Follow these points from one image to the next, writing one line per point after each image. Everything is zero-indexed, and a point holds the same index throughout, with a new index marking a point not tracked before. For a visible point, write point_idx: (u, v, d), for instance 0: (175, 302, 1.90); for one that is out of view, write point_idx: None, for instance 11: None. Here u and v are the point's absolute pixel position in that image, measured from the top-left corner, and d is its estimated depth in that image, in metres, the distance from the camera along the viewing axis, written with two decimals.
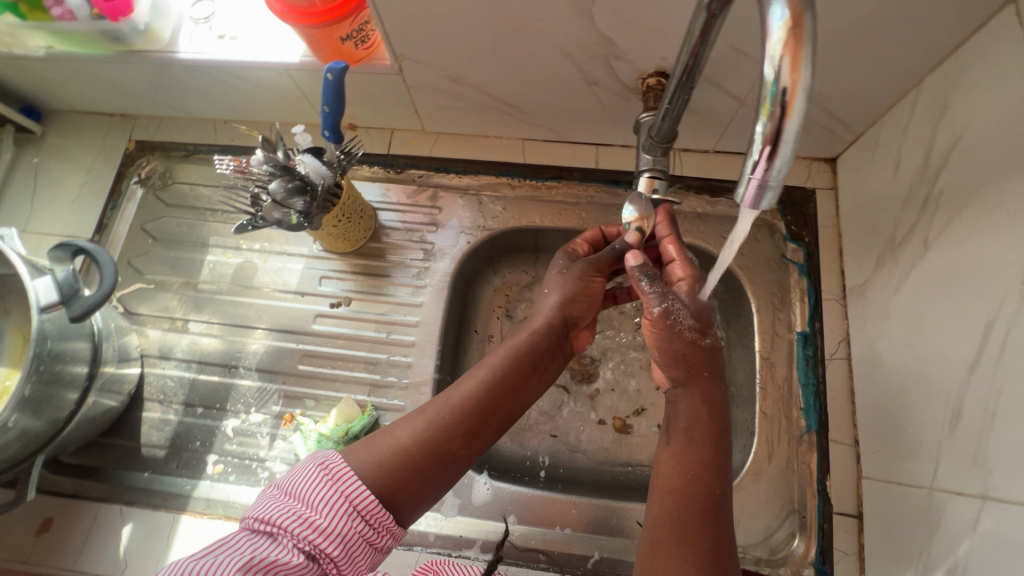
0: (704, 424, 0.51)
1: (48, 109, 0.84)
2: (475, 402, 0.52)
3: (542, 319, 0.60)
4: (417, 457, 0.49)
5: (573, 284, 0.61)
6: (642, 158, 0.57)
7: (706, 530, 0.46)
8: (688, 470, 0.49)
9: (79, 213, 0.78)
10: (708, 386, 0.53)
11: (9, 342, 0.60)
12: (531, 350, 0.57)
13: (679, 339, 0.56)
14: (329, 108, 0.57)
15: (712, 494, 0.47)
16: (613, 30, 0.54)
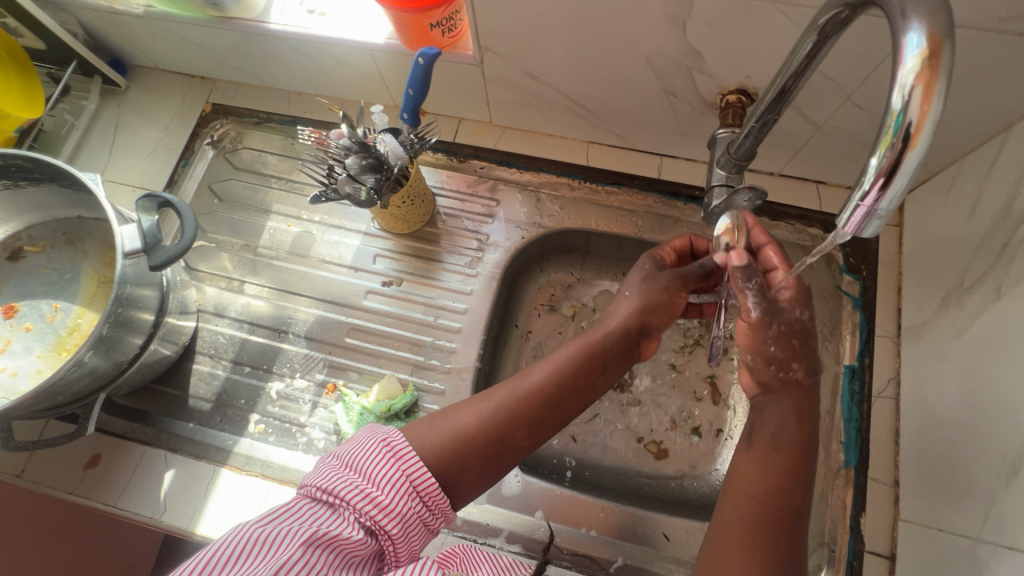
0: (785, 435, 0.51)
1: (133, 64, 0.87)
2: (541, 393, 0.54)
3: (611, 324, 0.62)
4: (480, 439, 0.51)
5: (659, 292, 0.63)
6: (715, 172, 0.58)
7: (786, 544, 0.45)
8: (767, 482, 0.48)
9: (152, 167, 0.81)
10: (787, 397, 0.54)
11: (84, 281, 0.63)
12: (599, 352, 0.59)
13: (776, 348, 0.56)
14: (413, 92, 0.58)
15: (792, 505, 0.47)
16: (702, 43, 0.54)
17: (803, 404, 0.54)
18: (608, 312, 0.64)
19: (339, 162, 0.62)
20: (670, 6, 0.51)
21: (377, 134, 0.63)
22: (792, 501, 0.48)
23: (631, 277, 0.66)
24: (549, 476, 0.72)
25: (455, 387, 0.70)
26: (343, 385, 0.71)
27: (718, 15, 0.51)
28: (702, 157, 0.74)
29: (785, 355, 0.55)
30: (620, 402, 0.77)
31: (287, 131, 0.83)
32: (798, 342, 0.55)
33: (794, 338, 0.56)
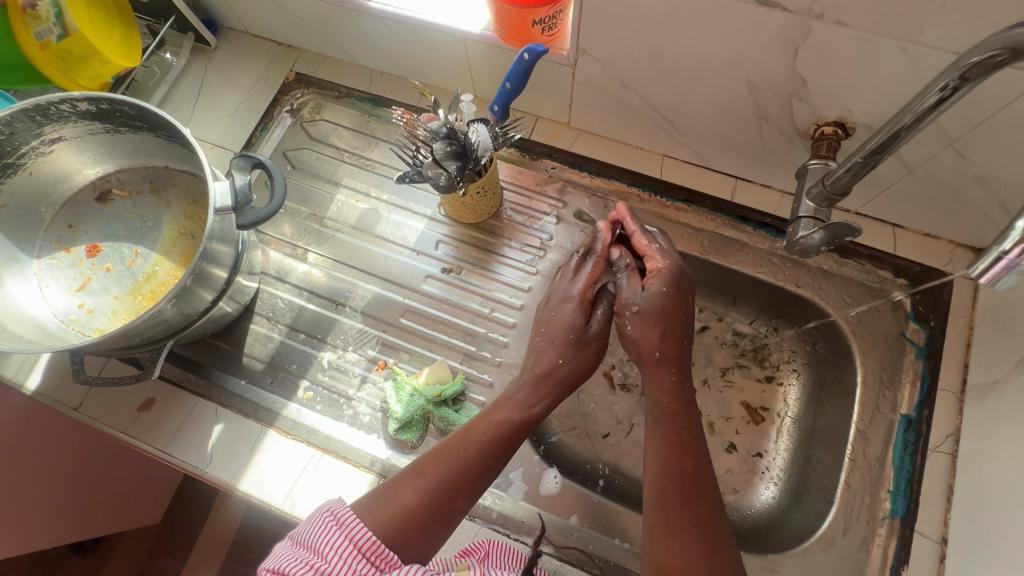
0: (673, 413, 0.56)
1: (224, 26, 0.89)
2: (468, 469, 0.54)
3: (523, 406, 0.58)
4: (418, 514, 0.51)
5: (586, 360, 0.61)
6: (803, 203, 0.57)
7: (692, 510, 0.51)
8: (662, 466, 0.53)
9: (232, 126, 0.83)
10: (666, 375, 0.58)
11: (164, 231, 0.65)
12: (518, 427, 0.57)
13: (645, 335, 0.59)
14: (510, 86, 0.59)
15: (684, 473, 0.52)
16: (811, 72, 0.53)
17: (680, 379, 0.58)
18: (540, 373, 0.60)
19: (426, 146, 0.63)
20: (786, 30, 0.50)
21: (467, 124, 0.63)
22: (702, 487, 0.52)
23: (549, 329, 0.63)
24: (584, 482, 0.71)
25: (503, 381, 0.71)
26: (395, 363, 0.72)
27: (836, 45, 0.50)
28: (780, 185, 0.73)
29: (655, 341, 0.59)
30: None
31: (365, 109, 0.84)
32: (668, 322, 0.59)
33: (670, 319, 0.59)
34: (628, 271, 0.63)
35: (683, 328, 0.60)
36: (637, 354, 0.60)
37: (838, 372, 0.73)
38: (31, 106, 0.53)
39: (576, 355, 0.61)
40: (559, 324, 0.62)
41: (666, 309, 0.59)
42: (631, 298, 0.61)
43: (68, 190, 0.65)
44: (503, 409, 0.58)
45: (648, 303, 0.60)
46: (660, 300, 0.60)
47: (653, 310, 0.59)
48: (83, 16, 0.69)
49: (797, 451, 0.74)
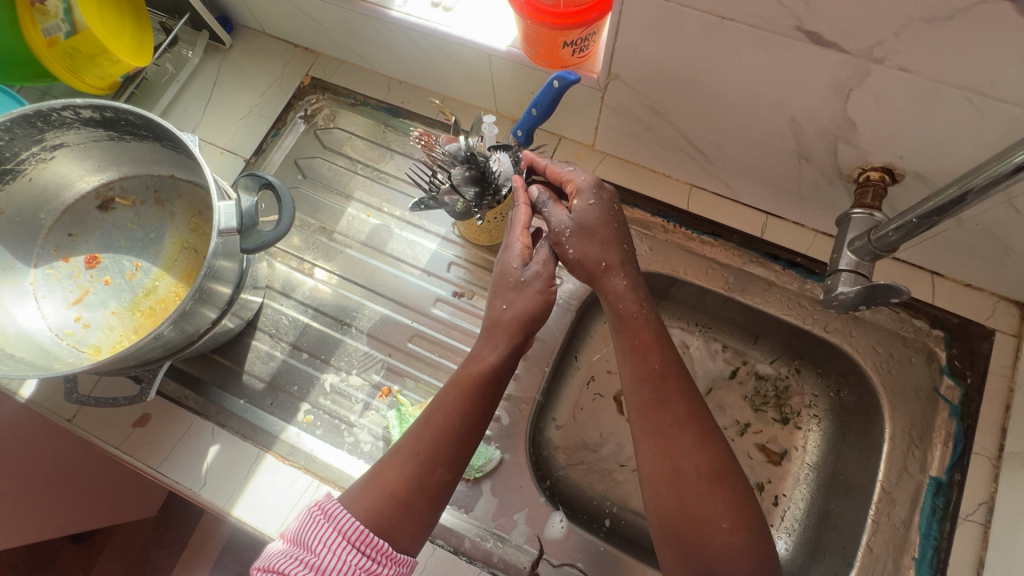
0: (634, 317, 0.57)
1: (240, 24, 0.86)
2: (442, 440, 0.50)
3: (483, 364, 0.54)
4: (409, 497, 0.48)
5: (533, 299, 0.57)
6: (844, 254, 0.54)
7: (672, 408, 0.52)
8: (635, 371, 0.55)
9: (243, 131, 0.80)
10: (618, 282, 0.57)
11: (166, 244, 0.62)
12: (485, 388, 0.53)
13: (588, 251, 0.58)
14: (536, 112, 0.56)
15: (655, 370, 0.54)
16: (863, 117, 0.50)
17: (633, 281, 0.58)
18: (488, 323, 0.57)
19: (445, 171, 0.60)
20: (840, 72, 0.46)
21: (488, 150, 0.60)
22: (673, 382, 0.54)
23: (497, 284, 0.59)
24: (589, 524, 0.68)
25: (513, 415, 0.69)
26: (399, 391, 0.69)
27: (893, 91, 0.46)
28: (813, 224, 0.69)
29: (600, 253, 0.58)
30: None
31: (381, 119, 0.81)
32: (608, 231, 0.58)
33: (609, 228, 0.58)
34: (551, 199, 0.59)
35: (623, 233, 0.59)
36: (583, 273, 0.59)
37: (863, 423, 0.69)
38: (31, 113, 0.50)
39: (523, 297, 0.57)
40: (509, 268, 0.58)
41: (604, 219, 0.58)
42: (562, 221, 0.58)
43: (70, 197, 0.62)
44: (467, 372, 0.54)
45: (582, 220, 0.58)
46: (594, 214, 0.58)
47: (589, 225, 0.57)
48: (94, 13, 0.66)
49: (814, 502, 0.71)
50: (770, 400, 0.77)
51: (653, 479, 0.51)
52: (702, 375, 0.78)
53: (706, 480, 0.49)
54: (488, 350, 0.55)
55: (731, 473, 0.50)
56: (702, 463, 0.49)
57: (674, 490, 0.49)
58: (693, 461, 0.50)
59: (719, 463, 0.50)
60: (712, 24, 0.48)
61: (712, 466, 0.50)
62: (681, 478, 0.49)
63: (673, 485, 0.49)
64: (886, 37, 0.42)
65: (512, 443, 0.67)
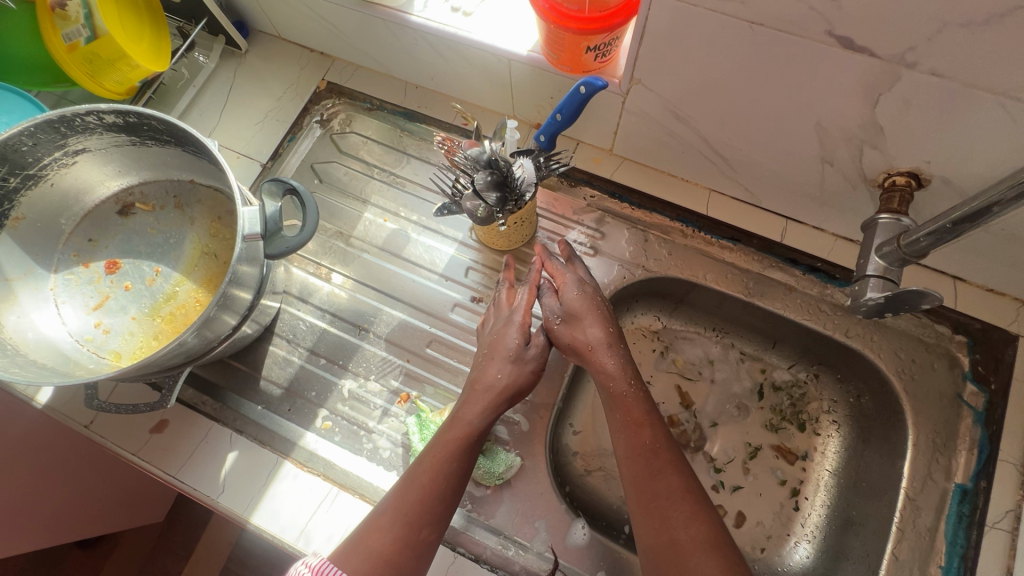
0: (624, 396, 0.61)
1: (255, 29, 0.86)
2: (426, 499, 0.53)
3: (465, 428, 0.58)
4: (398, 558, 0.50)
5: (525, 373, 0.62)
6: (871, 260, 0.53)
7: (664, 481, 0.54)
8: (628, 448, 0.58)
9: (260, 136, 0.80)
10: (606, 360, 0.62)
11: (186, 249, 0.62)
12: (467, 450, 0.57)
13: (577, 332, 0.64)
14: (561, 117, 0.57)
15: (646, 445, 0.57)
16: (891, 122, 0.49)
17: (622, 361, 0.63)
18: (481, 385, 0.61)
19: (467, 176, 0.60)
20: (870, 76, 0.46)
21: (511, 156, 0.60)
22: (666, 457, 0.56)
23: (488, 350, 0.63)
24: (609, 531, 0.67)
25: (531, 421, 0.68)
26: (418, 397, 0.68)
27: (924, 96, 0.45)
28: (833, 228, 0.69)
29: (587, 329, 0.63)
30: (701, 460, 0.75)
31: (397, 123, 0.81)
32: (595, 317, 0.64)
33: (597, 314, 0.64)
34: (548, 288, 0.67)
35: (609, 316, 0.65)
36: (574, 355, 0.64)
37: (884, 430, 0.69)
38: (55, 118, 0.51)
39: (511, 368, 0.62)
40: (503, 343, 0.63)
41: (593, 309, 0.64)
42: (555, 312, 0.65)
43: (89, 202, 0.62)
44: (449, 436, 0.58)
45: (571, 311, 0.64)
46: (580, 302, 0.64)
47: (577, 313, 0.64)
48: (114, 18, 0.66)
49: (836, 508, 0.71)
50: (788, 408, 0.77)
51: (652, 553, 0.51)
52: (722, 382, 0.78)
53: (702, 552, 0.49)
54: (469, 414, 0.59)
55: (726, 548, 0.50)
56: (698, 535, 0.50)
57: (672, 563, 0.50)
58: (689, 535, 0.51)
59: (715, 536, 0.51)
60: (740, 29, 0.47)
61: (708, 537, 0.50)
62: (678, 550, 0.50)
63: (672, 560, 0.50)
64: (919, 42, 0.41)
65: (531, 450, 0.67)
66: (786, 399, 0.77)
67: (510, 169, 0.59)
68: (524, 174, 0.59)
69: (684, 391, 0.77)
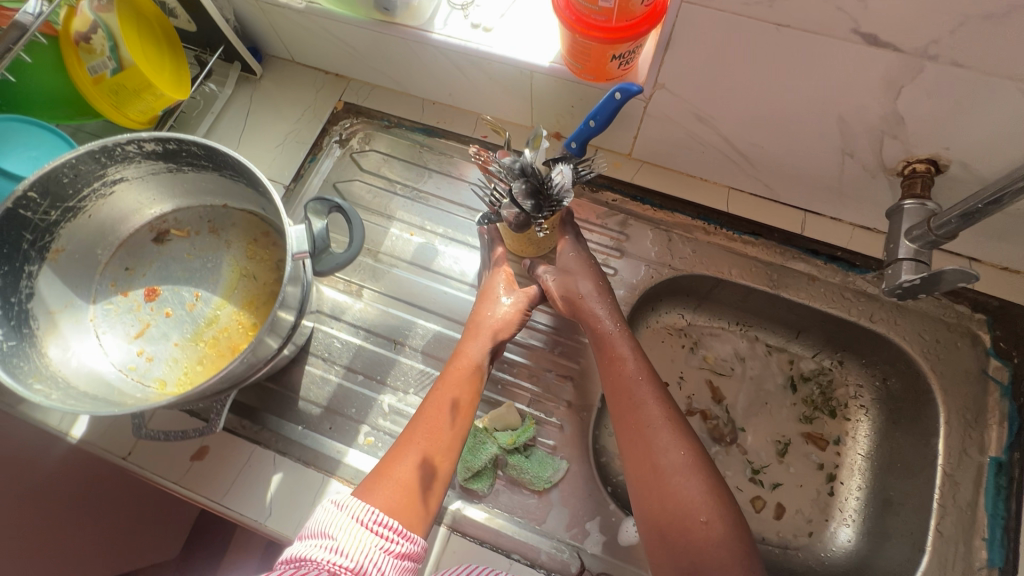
0: (608, 334, 0.64)
1: (268, 54, 0.87)
2: (435, 426, 0.58)
3: (467, 360, 0.63)
4: (415, 483, 0.54)
5: (514, 313, 0.67)
6: (901, 243, 0.55)
7: (645, 411, 0.59)
8: (612, 382, 0.62)
9: (281, 159, 0.81)
10: (595, 308, 0.66)
11: (224, 272, 0.62)
12: (471, 380, 0.62)
13: (567, 283, 0.67)
14: (594, 123, 0.58)
15: (627, 377, 0.61)
16: (912, 112, 0.52)
17: (610, 308, 0.66)
18: (474, 323, 0.66)
19: (503, 182, 0.62)
20: (893, 70, 0.48)
21: (547, 164, 0.61)
22: (647, 389, 0.60)
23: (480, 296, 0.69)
24: None
25: (574, 423, 0.68)
26: None
27: (945, 85, 0.48)
28: (851, 218, 0.72)
29: (578, 282, 0.67)
30: (736, 451, 0.76)
31: (416, 139, 0.83)
32: (588, 273, 0.67)
33: (588, 270, 0.68)
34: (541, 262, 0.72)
35: (602, 276, 0.69)
36: (566, 306, 0.68)
37: (914, 411, 0.71)
38: (97, 149, 0.51)
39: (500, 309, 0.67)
40: (494, 289, 0.68)
41: (586, 266, 0.68)
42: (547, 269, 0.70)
43: (124, 231, 0.61)
44: (454, 370, 0.63)
45: (563, 266, 0.68)
46: (574, 260, 0.68)
47: (570, 270, 0.68)
48: (137, 48, 0.67)
49: (873, 491, 0.73)
50: (816, 397, 0.79)
51: (639, 478, 0.56)
52: (751, 374, 0.79)
53: (683, 475, 0.54)
54: (472, 347, 0.64)
55: (707, 467, 0.55)
56: (679, 458, 0.55)
57: (656, 486, 0.54)
58: (670, 458, 0.55)
59: (696, 456, 0.56)
60: (767, 31, 0.50)
61: (689, 459, 0.55)
62: (663, 474, 0.55)
63: (658, 483, 0.55)
64: (942, 34, 0.44)
65: (577, 453, 0.67)
66: (814, 388, 0.79)
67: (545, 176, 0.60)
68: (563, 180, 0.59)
69: (715, 386, 0.79)
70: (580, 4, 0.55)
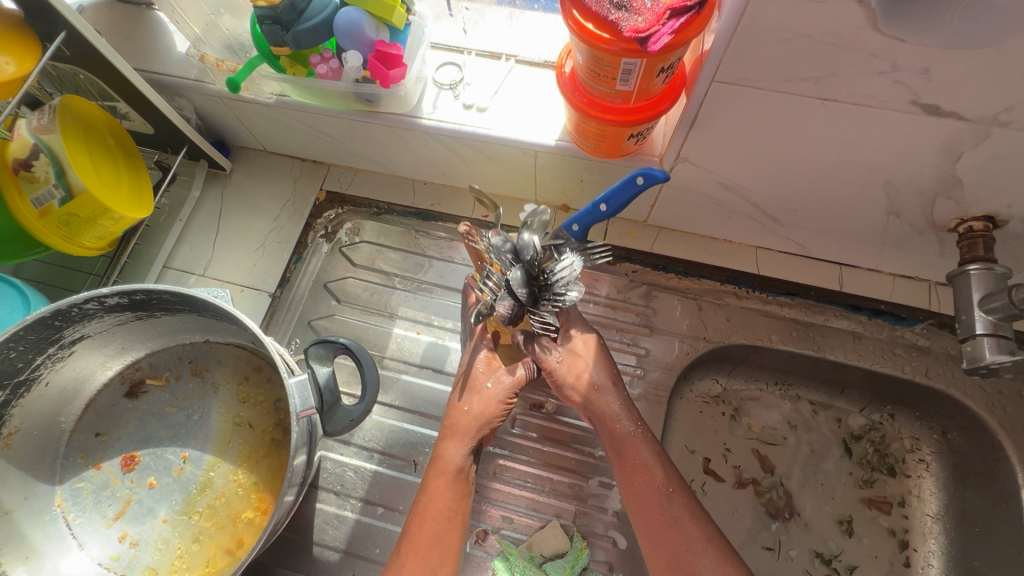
0: (628, 436, 0.55)
1: (237, 146, 0.79)
2: (426, 542, 0.51)
3: (448, 466, 0.54)
4: None
5: (494, 405, 0.57)
6: (977, 315, 0.52)
7: (682, 534, 0.50)
8: (635, 495, 0.53)
9: (263, 263, 0.73)
10: (611, 403, 0.56)
11: (215, 424, 0.56)
12: (456, 485, 0.54)
13: (572, 370, 0.58)
14: (605, 207, 0.53)
15: (658, 491, 0.52)
16: (972, 174, 0.47)
17: (626, 401, 0.57)
18: (453, 420, 0.57)
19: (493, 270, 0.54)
20: (953, 137, 0.44)
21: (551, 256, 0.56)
22: (680, 504, 0.52)
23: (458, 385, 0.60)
24: None
25: (629, 536, 0.61)
26: (499, 533, 0.61)
27: (1013, 149, 0.43)
28: (889, 268, 0.67)
29: (588, 368, 0.58)
30: (800, 529, 0.68)
31: (410, 224, 0.75)
32: (598, 358, 0.59)
33: (603, 353, 0.59)
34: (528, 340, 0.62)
35: (611, 359, 0.60)
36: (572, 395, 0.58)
37: (983, 467, 0.65)
38: (49, 314, 0.44)
39: (481, 401, 0.57)
40: (475, 378, 0.59)
41: (597, 348, 0.59)
42: (553, 349, 0.58)
43: (91, 391, 0.55)
44: (439, 480, 0.54)
45: (572, 346, 0.59)
46: (580, 342, 0.59)
47: (576, 350, 0.58)
48: (89, 170, 0.58)
49: (952, 559, 0.66)
50: (873, 458, 0.71)
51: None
52: (805, 441, 0.72)
53: None
54: (450, 449, 0.56)
55: None
56: None
57: None
58: None
59: None
60: (810, 105, 0.45)
61: None
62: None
63: None
64: (1015, 103, 0.39)
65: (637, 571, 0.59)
66: (869, 445, 0.72)
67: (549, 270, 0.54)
68: (568, 273, 0.53)
69: (763, 455, 0.71)
70: (593, 89, 0.49)
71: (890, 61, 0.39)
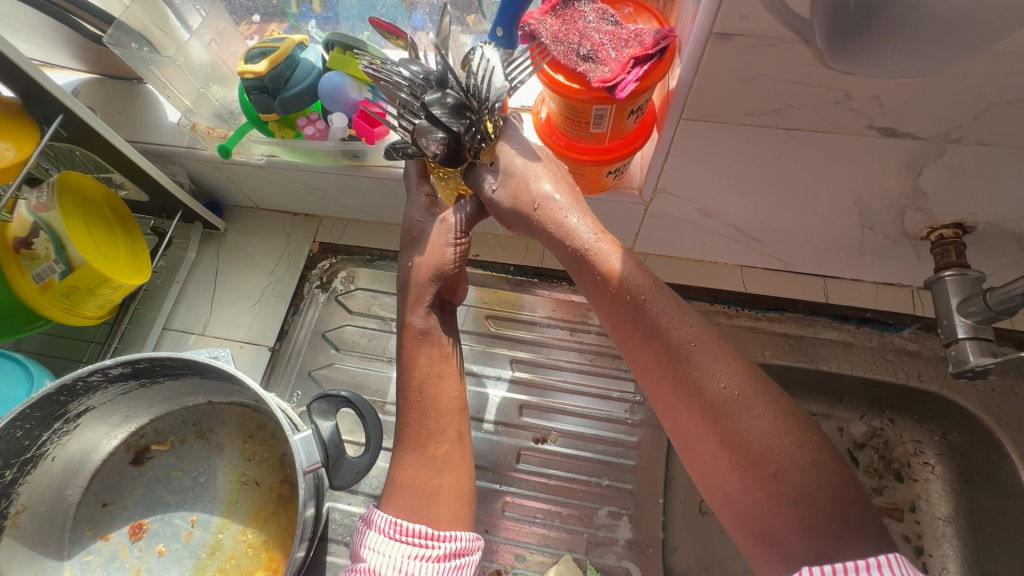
0: (584, 248, 0.48)
1: (230, 205, 0.82)
2: (422, 410, 0.52)
3: (416, 331, 0.54)
4: (433, 483, 0.49)
5: (436, 252, 0.54)
6: (958, 321, 0.53)
7: (667, 339, 0.45)
8: (607, 311, 0.48)
9: (262, 317, 0.74)
10: (562, 214, 0.49)
11: (222, 485, 0.56)
12: (428, 349, 0.54)
13: (510, 195, 0.51)
14: None
15: (628, 302, 0.46)
16: (935, 186, 0.49)
17: (575, 203, 0.50)
18: (404, 290, 0.56)
19: (411, 100, 0.48)
20: (913, 154, 0.46)
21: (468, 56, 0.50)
22: (661, 309, 0.46)
23: (406, 242, 0.58)
24: None
25: (642, 565, 0.61)
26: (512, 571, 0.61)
27: (969, 161, 0.46)
28: (872, 277, 0.69)
29: (535, 180, 0.50)
30: None
31: None
32: (541, 165, 0.51)
33: (550, 165, 0.52)
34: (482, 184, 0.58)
35: (554, 163, 0.52)
36: (519, 221, 0.52)
37: (988, 466, 0.65)
38: (54, 389, 0.45)
39: (428, 252, 0.55)
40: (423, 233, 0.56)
41: (539, 157, 0.52)
42: (489, 173, 0.52)
43: (96, 462, 0.55)
44: (411, 344, 0.54)
45: (507, 164, 0.51)
46: (518, 157, 0.50)
47: (513, 167, 0.51)
48: (89, 242, 0.60)
49: (968, 561, 0.66)
50: (879, 465, 0.72)
51: (689, 424, 0.44)
52: None
53: (743, 407, 0.41)
54: (415, 314, 0.55)
55: (773, 395, 0.42)
56: (732, 389, 0.42)
57: (712, 427, 0.42)
58: (721, 390, 0.42)
59: (751, 377, 0.43)
60: (775, 135, 0.47)
61: (743, 386, 0.42)
62: (720, 411, 0.42)
63: (709, 423, 0.42)
64: (964, 120, 0.42)
65: None
66: (874, 451, 0.72)
67: (471, 78, 0.48)
68: (486, 64, 0.48)
69: None
70: (569, 133, 0.52)
71: (842, 92, 0.41)
